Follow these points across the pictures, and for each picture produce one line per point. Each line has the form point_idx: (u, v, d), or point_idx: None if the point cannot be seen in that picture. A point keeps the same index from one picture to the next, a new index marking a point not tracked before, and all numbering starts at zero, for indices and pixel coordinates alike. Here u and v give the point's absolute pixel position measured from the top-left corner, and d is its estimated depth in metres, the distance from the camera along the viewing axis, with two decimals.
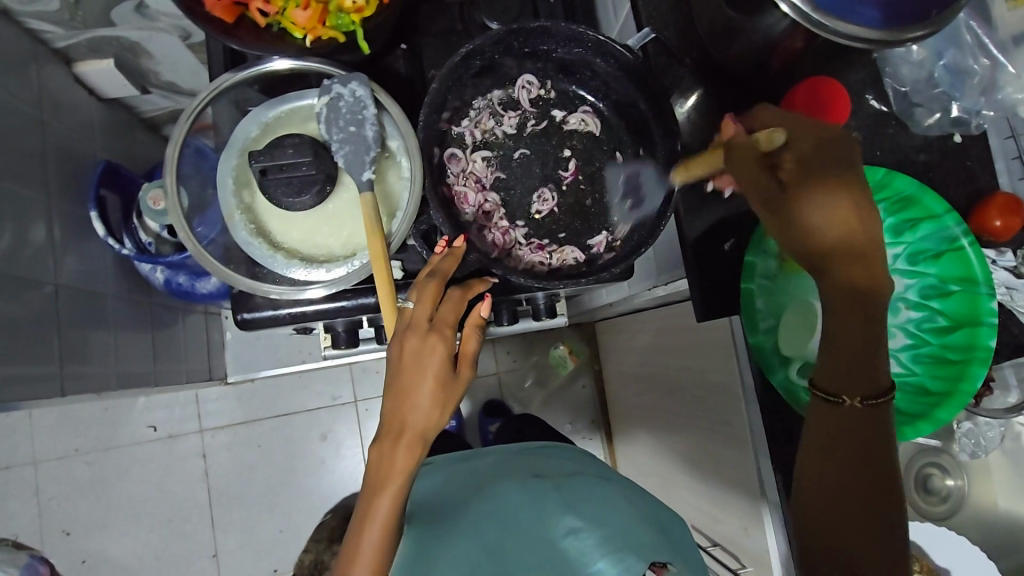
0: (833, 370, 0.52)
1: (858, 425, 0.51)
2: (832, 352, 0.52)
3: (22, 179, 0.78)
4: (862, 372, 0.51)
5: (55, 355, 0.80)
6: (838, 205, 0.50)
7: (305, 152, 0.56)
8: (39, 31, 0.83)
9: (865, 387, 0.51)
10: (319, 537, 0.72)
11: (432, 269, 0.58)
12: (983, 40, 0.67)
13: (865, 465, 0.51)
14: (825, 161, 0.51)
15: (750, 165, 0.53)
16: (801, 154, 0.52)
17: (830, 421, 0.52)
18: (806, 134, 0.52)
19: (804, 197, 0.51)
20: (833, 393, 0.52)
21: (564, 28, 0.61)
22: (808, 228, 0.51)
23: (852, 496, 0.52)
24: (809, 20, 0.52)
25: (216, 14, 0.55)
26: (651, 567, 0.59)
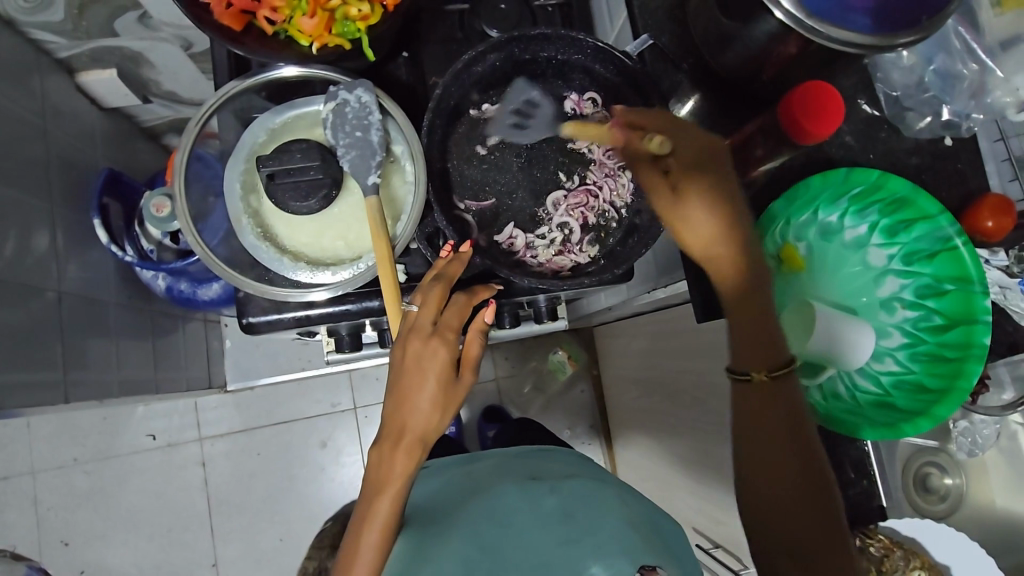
0: (736, 355, 0.56)
1: (770, 398, 0.55)
2: (736, 333, 0.56)
3: (25, 188, 0.78)
4: (764, 348, 0.55)
5: (56, 363, 0.80)
6: (723, 207, 0.57)
7: (312, 156, 0.57)
8: (43, 41, 0.84)
9: (769, 361, 0.55)
10: (319, 544, 0.72)
11: (438, 273, 0.59)
12: (971, 45, 0.69)
13: (798, 449, 0.54)
14: (705, 165, 0.57)
15: (651, 174, 0.58)
16: (686, 160, 0.57)
17: (746, 397, 0.55)
18: (688, 141, 0.57)
19: (695, 204, 0.57)
20: (741, 369, 0.56)
21: (564, 35, 0.63)
22: (703, 228, 0.57)
23: (794, 489, 0.53)
24: (803, 26, 0.54)
25: (225, 23, 0.57)
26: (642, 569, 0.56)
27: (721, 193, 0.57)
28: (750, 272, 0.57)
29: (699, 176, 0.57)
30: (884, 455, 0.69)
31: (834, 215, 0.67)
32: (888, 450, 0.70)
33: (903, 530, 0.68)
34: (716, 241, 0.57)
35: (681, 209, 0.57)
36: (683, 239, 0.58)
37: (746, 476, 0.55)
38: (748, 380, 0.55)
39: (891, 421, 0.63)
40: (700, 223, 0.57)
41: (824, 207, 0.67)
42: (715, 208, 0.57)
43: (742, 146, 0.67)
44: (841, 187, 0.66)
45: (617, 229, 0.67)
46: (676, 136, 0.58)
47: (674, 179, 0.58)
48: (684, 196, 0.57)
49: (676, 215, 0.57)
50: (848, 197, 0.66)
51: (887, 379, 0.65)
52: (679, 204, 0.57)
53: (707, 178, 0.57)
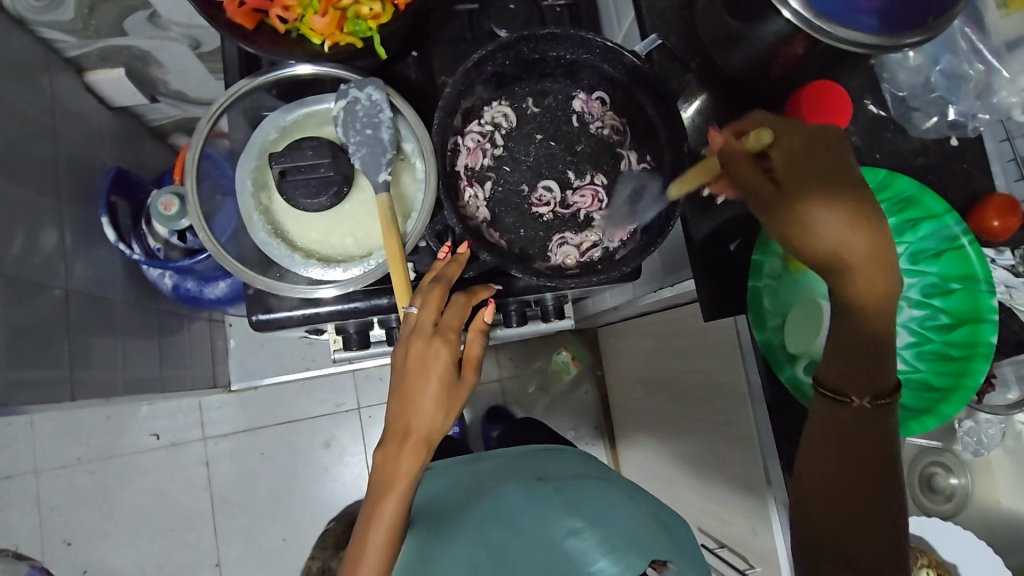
0: (832, 371, 0.53)
1: (867, 422, 0.53)
2: (840, 353, 0.53)
3: (34, 186, 0.79)
4: (870, 372, 0.52)
5: (63, 360, 0.80)
6: (851, 202, 0.49)
7: (323, 153, 0.57)
8: (52, 40, 0.84)
9: (875, 389, 0.52)
10: (325, 543, 0.72)
11: (437, 274, 0.59)
12: (978, 45, 0.69)
13: (865, 464, 0.53)
14: (816, 160, 0.49)
15: (751, 170, 0.51)
16: (802, 157, 0.49)
17: (834, 414, 0.54)
18: (795, 134, 0.50)
19: (820, 204, 0.48)
20: (843, 392, 0.53)
21: (573, 34, 0.63)
22: (829, 234, 0.49)
23: (848, 500, 0.53)
24: (811, 25, 0.54)
25: (237, 21, 0.57)
26: (652, 565, 0.58)
27: (849, 201, 0.49)
28: (887, 277, 0.49)
29: (817, 177, 0.49)
30: None
31: None
32: None
33: (907, 528, 0.69)
34: (848, 255, 0.49)
35: (800, 216, 0.49)
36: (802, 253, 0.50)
37: (804, 479, 0.56)
38: (848, 404, 0.53)
39: (897, 419, 0.63)
40: (823, 223, 0.48)
41: None
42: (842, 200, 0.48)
43: None
44: None
45: (626, 228, 0.66)
46: (782, 133, 0.50)
47: (783, 182, 0.50)
48: (792, 192, 0.49)
49: (796, 223, 0.49)
50: None
51: None
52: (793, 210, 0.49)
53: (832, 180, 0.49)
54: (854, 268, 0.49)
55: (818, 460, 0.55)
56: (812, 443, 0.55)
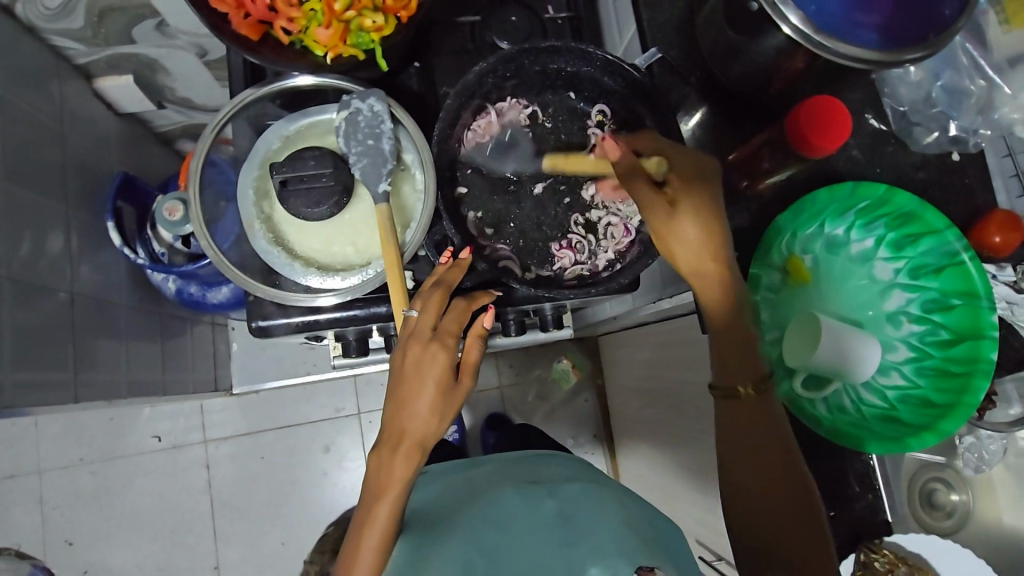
0: (722, 369, 0.57)
1: (754, 413, 0.56)
2: (724, 345, 0.57)
3: (42, 191, 0.80)
4: (747, 361, 0.56)
5: (68, 363, 0.81)
6: (710, 227, 0.56)
7: (325, 163, 0.58)
8: (62, 48, 0.86)
9: (753, 376, 0.56)
10: (320, 549, 0.72)
11: (437, 279, 0.59)
12: (979, 62, 0.70)
13: (778, 457, 0.55)
14: (698, 180, 0.56)
15: (648, 192, 0.56)
16: (681, 175, 0.56)
17: (730, 410, 0.56)
18: (688, 156, 0.57)
19: (684, 220, 0.56)
20: (730, 386, 0.56)
21: (574, 47, 0.63)
22: (692, 250, 0.56)
23: (772, 491, 0.54)
24: (811, 41, 0.54)
25: (242, 33, 0.58)
26: (639, 571, 0.56)
27: (713, 217, 0.56)
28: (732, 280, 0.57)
29: (696, 186, 0.56)
30: (889, 469, 0.69)
31: (840, 228, 0.68)
32: (893, 465, 0.70)
33: (907, 546, 0.66)
34: (708, 268, 0.56)
35: (675, 231, 0.56)
36: (676, 261, 0.57)
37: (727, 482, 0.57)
38: (735, 397, 0.56)
39: (895, 435, 0.63)
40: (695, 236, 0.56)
41: (830, 220, 0.67)
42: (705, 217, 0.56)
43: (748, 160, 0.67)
44: (848, 201, 0.66)
45: (623, 243, 0.67)
46: (675, 155, 0.57)
47: (674, 197, 0.56)
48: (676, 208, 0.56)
49: (672, 232, 0.56)
50: (855, 210, 0.66)
51: (892, 394, 0.65)
52: (668, 227, 0.56)
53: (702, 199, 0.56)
54: (711, 276, 0.56)
55: (730, 457, 0.56)
56: (726, 443, 0.57)
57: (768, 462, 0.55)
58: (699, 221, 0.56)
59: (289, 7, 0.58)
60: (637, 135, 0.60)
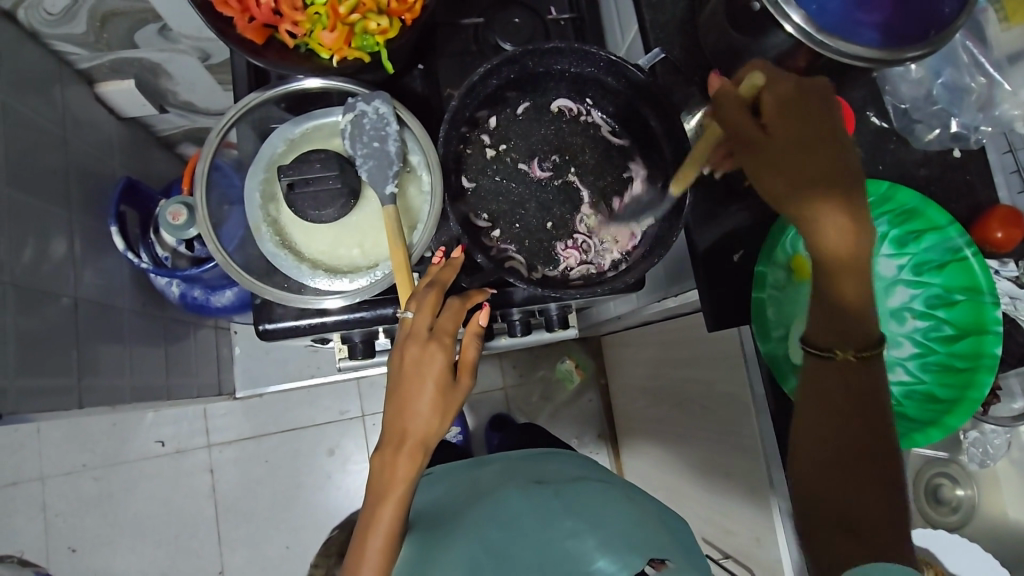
0: (819, 327, 0.55)
1: (851, 379, 0.54)
2: (827, 304, 0.55)
3: (44, 196, 0.80)
4: (855, 326, 0.54)
5: (73, 369, 0.81)
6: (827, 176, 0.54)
7: (331, 166, 0.58)
8: (64, 53, 0.86)
9: (858, 342, 0.54)
10: (328, 551, 0.73)
11: (431, 278, 0.58)
12: (979, 58, 0.70)
13: (872, 424, 0.54)
14: (798, 104, 0.53)
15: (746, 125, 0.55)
16: (779, 102, 0.54)
17: (825, 373, 0.55)
18: (788, 78, 0.54)
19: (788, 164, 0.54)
20: (826, 347, 0.55)
21: (577, 48, 0.64)
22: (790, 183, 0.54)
23: (853, 456, 0.53)
24: (812, 40, 0.55)
25: (247, 36, 0.58)
26: (651, 563, 0.58)
27: (810, 152, 0.54)
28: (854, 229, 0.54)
29: (793, 119, 0.53)
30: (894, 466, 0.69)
31: None
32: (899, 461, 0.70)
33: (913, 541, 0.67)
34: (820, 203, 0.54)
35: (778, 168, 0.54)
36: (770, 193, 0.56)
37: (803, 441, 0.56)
38: (832, 359, 0.54)
39: (900, 431, 0.63)
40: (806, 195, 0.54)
41: None
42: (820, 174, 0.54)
43: None
44: None
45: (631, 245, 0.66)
46: (777, 79, 0.54)
47: (771, 131, 0.54)
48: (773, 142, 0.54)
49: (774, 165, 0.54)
50: None
51: (897, 390, 0.65)
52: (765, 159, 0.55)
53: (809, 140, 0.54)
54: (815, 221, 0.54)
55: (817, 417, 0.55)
56: (813, 405, 0.55)
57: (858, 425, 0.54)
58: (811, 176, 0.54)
59: (294, 10, 0.58)
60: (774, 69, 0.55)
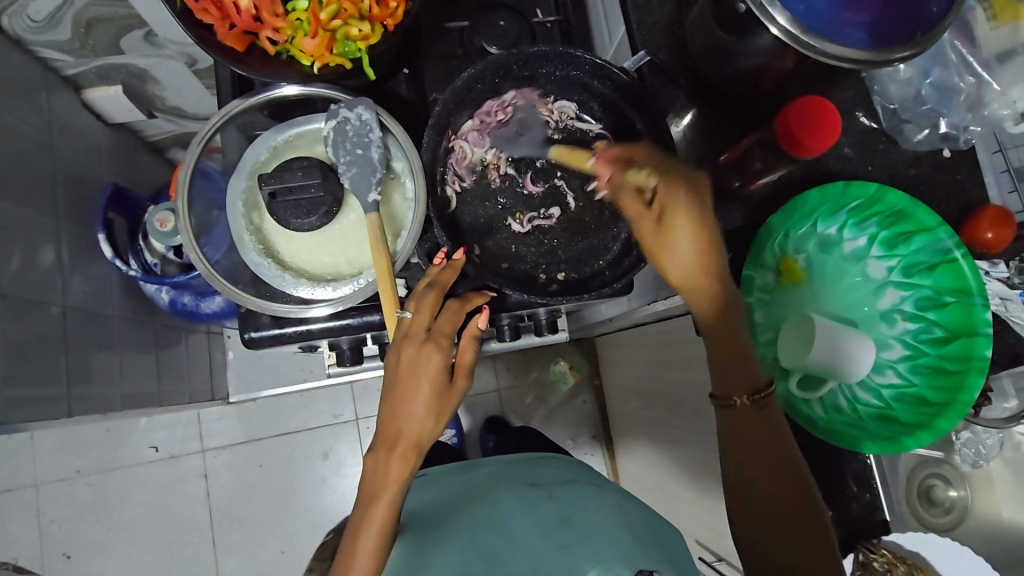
0: (722, 380, 0.59)
1: (753, 423, 0.57)
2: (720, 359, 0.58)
3: (31, 204, 0.79)
4: (746, 375, 0.58)
5: (61, 377, 0.81)
6: (710, 248, 0.58)
7: (314, 174, 0.58)
8: (50, 59, 0.85)
9: (747, 387, 0.57)
10: (317, 559, 0.72)
11: (431, 280, 0.59)
12: (968, 58, 0.69)
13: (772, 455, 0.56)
14: (695, 192, 0.57)
15: (635, 207, 0.58)
16: (670, 189, 0.57)
17: (729, 423, 0.58)
18: (673, 170, 0.58)
19: (678, 234, 0.57)
20: (726, 397, 0.58)
21: (562, 52, 0.64)
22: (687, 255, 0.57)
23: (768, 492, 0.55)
24: (798, 41, 0.54)
25: (227, 44, 0.58)
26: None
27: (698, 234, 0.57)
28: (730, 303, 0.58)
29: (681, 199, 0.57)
30: (886, 468, 0.69)
31: (833, 227, 0.68)
32: (890, 463, 0.70)
33: (905, 545, 0.66)
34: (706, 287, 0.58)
35: (668, 242, 0.58)
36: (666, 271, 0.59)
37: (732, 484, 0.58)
38: (731, 407, 0.57)
39: (890, 435, 0.63)
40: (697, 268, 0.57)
41: (823, 220, 0.67)
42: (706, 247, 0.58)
43: (738, 161, 0.66)
44: (839, 201, 0.66)
45: (615, 250, 0.66)
46: (670, 173, 0.57)
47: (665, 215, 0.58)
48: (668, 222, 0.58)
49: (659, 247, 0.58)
50: (847, 209, 0.66)
51: (888, 392, 0.65)
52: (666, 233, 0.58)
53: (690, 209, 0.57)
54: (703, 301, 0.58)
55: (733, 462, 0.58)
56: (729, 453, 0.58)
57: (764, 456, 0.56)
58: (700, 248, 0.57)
59: (274, 16, 0.57)
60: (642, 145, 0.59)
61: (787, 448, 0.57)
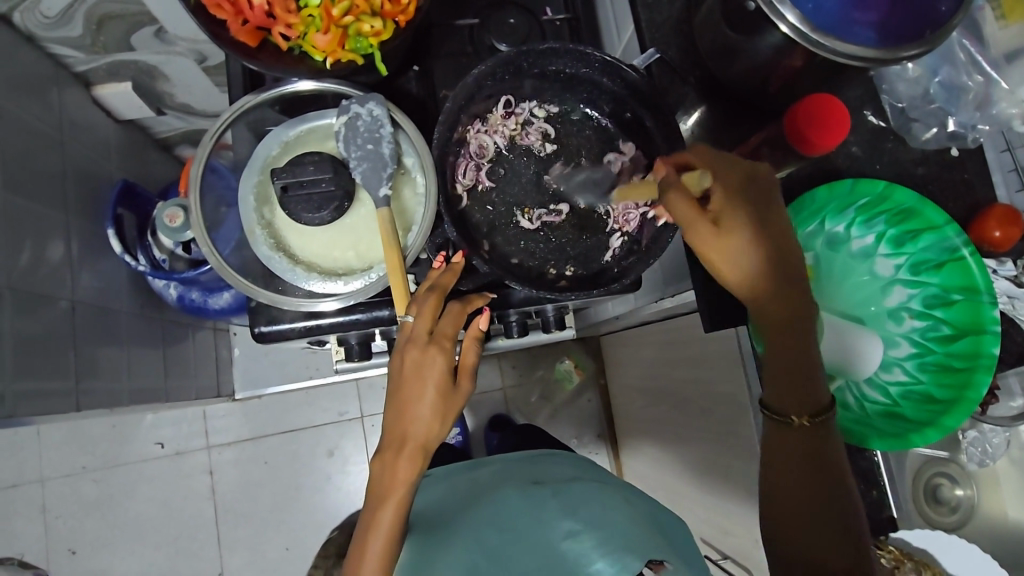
0: (777, 390, 0.56)
1: (804, 441, 0.54)
2: (776, 368, 0.56)
3: (42, 199, 0.80)
4: (804, 392, 0.55)
5: (70, 372, 0.81)
6: (774, 253, 0.56)
7: (325, 169, 0.58)
8: (61, 56, 0.86)
9: (811, 405, 0.54)
10: (325, 554, 0.73)
11: (431, 283, 0.59)
12: (976, 56, 0.70)
13: (817, 473, 0.54)
14: (754, 194, 0.56)
15: (688, 209, 0.56)
16: (728, 192, 0.56)
17: (780, 436, 0.55)
18: (735, 168, 0.57)
19: (738, 238, 0.55)
20: (783, 410, 0.55)
21: (571, 49, 0.63)
22: (748, 259, 0.55)
23: (803, 503, 0.53)
24: (808, 40, 0.55)
25: (241, 39, 0.58)
26: (649, 564, 0.57)
27: (768, 236, 0.56)
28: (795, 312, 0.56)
29: (750, 200, 0.56)
30: (893, 467, 0.69)
31: (840, 225, 0.68)
32: (897, 462, 0.70)
33: (912, 541, 0.68)
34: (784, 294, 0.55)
35: (728, 246, 0.55)
36: (725, 275, 0.57)
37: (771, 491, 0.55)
38: (789, 424, 0.54)
39: (898, 432, 0.63)
40: (753, 273, 0.56)
41: (831, 218, 0.67)
42: (763, 251, 0.56)
43: (747, 159, 0.66)
44: (847, 198, 0.66)
45: (620, 246, 0.67)
46: (720, 171, 0.57)
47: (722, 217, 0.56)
48: (728, 226, 0.55)
49: (719, 250, 0.55)
50: (854, 208, 0.67)
51: (895, 391, 0.65)
52: (727, 236, 0.55)
53: (751, 213, 0.56)
54: (765, 309, 0.56)
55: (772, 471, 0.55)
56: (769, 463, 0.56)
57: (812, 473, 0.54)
58: (758, 252, 0.55)
59: (287, 12, 0.58)
60: (699, 149, 0.59)
61: (840, 480, 0.54)
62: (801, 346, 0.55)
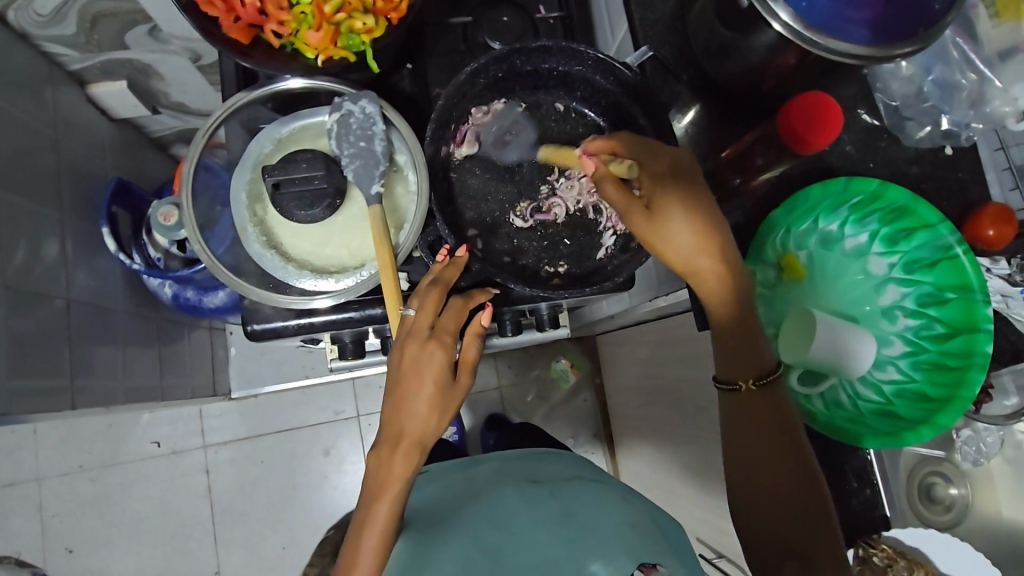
0: (727, 364, 0.60)
1: (758, 409, 0.59)
2: (729, 343, 0.60)
3: (36, 198, 0.80)
4: (752, 359, 0.59)
5: (65, 370, 0.81)
6: (707, 226, 0.58)
7: (317, 166, 0.58)
8: (55, 54, 0.86)
9: (756, 370, 0.59)
10: (319, 553, 0.72)
11: (435, 277, 0.59)
12: (970, 55, 0.70)
13: (775, 438, 0.58)
14: (678, 173, 0.59)
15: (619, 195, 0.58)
16: (653, 176, 0.58)
17: (735, 407, 0.60)
18: (659, 156, 0.59)
19: (670, 219, 0.57)
20: (731, 380, 0.60)
21: (564, 47, 0.64)
22: (685, 237, 0.57)
23: (769, 477, 0.57)
24: (801, 37, 0.54)
25: (233, 36, 0.58)
26: (641, 567, 0.56)
27: (692, 211, 0.58)
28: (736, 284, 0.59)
29: (674, 180, 0.58)
30: (888, 466, 0.69)
31: (834, 223, 0.68)
32: (892, 461, 0.70)
33: (904, 540, 0.66)
34: (720, 270, 0.58)
35: (660, 229, 0.58)
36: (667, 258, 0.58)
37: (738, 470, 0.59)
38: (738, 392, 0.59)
39: (892, 430, 0.63)
40: (689, 251, 0.58)
41: (825, 215, 0.67)
42: (697, 227, 0.58)
43: (741, 157, 0.66)
44: (840, 196, 0.66)
45: (614, 243, 0.67)
46: (645, 156, 0.59)
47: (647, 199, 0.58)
48: (657, 210, 0.58)
49: (653, 234, 0.57)
50: (848, 205, 0.67)
51: (889, 388, 0.65)
52: (656, 220, 0.58)
53: (678, 194, 0.58)
54: (705, 285, 0.59)
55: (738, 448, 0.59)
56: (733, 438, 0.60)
57: (771, 440, 0.58)
58: (693, 229, 0.57)
59: (279, 10, 0.58)
60: (626, 135, 0.60)
61: (796, 444, 0.58)
62: (743, 315, 0.59)
